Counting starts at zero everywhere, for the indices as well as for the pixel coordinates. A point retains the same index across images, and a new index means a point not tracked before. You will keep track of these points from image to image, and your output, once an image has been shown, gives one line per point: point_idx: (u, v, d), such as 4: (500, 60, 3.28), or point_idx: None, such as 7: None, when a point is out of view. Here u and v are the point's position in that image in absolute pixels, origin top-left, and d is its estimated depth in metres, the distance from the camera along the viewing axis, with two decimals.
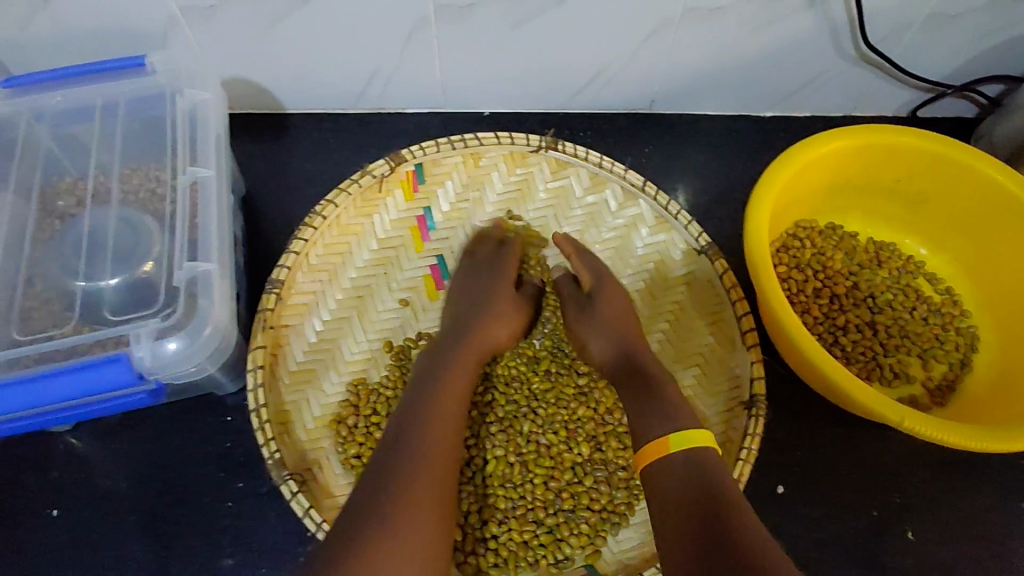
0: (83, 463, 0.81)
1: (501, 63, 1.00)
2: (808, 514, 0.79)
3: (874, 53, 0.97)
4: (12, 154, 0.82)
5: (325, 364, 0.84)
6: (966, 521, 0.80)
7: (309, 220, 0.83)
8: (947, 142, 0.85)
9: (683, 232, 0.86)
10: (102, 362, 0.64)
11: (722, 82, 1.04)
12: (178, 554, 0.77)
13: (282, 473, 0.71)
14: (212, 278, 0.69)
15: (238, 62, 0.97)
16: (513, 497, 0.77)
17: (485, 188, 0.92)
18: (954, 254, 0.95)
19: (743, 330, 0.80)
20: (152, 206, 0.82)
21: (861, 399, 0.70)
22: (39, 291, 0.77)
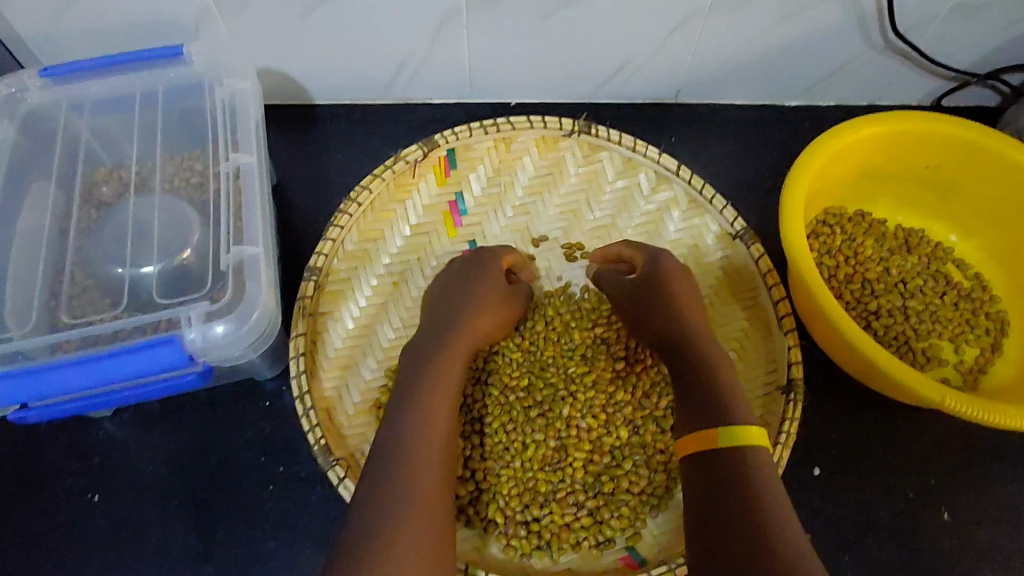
0: (122, 451, 0.81)
1: (527, 53, 0.98)
2: (844, 493, 0.81)
3: (902, 42, 0.96)
4: (55, 145, 0.83)
5: (362, 350, 0.85)
6: (993, 503, 0.81)
7: (344, 207, 0.83)
8: (975, 128, 0.86)
9: (717, 215, 0.88)
10: (155, 343, 0.65)
11: (750, 73, 1.03)
12: (221, 538, 0.78)
13: (328, 459, 0.71)
14: (258, 261, 0.70)
15: (259, 54, 0.96)
16: (555, 479, 0.78)
17: (516, 173, 0.92)
18: (983, 239, 0.95)
19: (782, 314, 0.81)
20: (193, 192, 0.82)
21: (900, 377, 0.71)
22: (83, 278, 0.77)
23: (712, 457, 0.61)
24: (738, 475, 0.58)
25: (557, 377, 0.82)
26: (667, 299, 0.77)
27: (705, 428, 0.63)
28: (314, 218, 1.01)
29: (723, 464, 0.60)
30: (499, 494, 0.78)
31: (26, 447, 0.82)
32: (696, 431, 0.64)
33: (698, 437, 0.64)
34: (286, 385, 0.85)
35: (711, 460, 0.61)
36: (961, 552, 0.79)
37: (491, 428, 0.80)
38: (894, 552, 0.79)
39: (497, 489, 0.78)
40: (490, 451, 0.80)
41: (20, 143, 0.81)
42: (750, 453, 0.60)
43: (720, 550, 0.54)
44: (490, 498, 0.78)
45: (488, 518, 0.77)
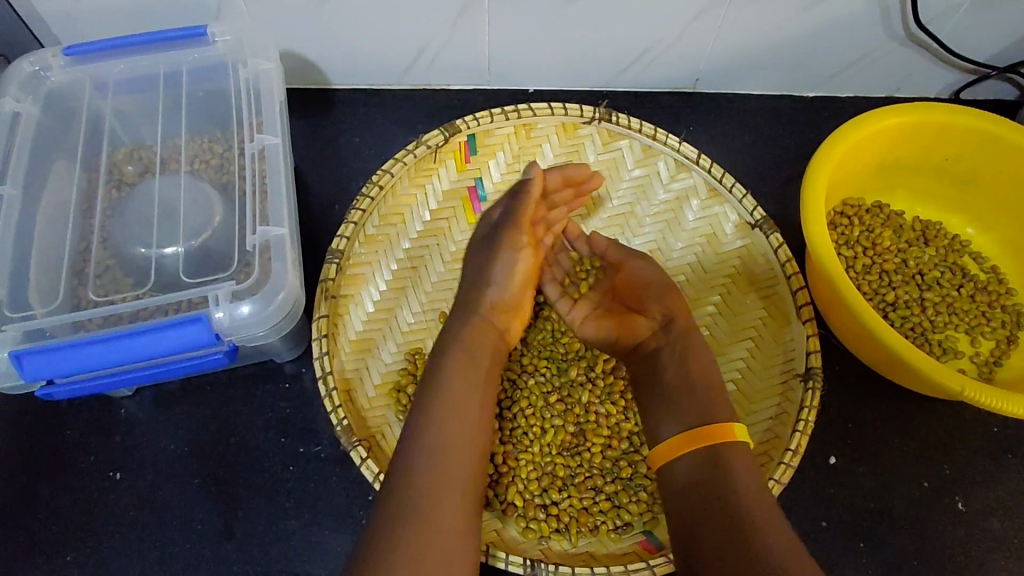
0: (144, 429, 0.82)
1: (548, 39, 0.98)
2: (859, 482, 0.82)
3: (922, 33, 0.96)
4: (78, 125, 0.83)
5: (383, 334, 0.86)
6: (1004, 494, 0.83)
7: (366, 190, 0.82)
8: (998, 122, 0.86)
9: (736, 204, 0.87)
10: (183, 322, 0.66)
11: (770, 62, 1.03)
12: (242, 516, 0.78)
13: (351, 440, 0.72)
14: (284, 241, 0.72)
15: (280, 38, 0.95)
16: (572, 464, 0.80)
17: (535, 160, 0.92)
18: (999, 232, 0.96)
19: (799, 304, 0.80)
20: (215, 173, 0.82)
21: (919, 364, 0.71)
22: (106, 258, 0.77)
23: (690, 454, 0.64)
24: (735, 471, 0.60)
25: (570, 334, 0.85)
26: (659, 284, 0.78)
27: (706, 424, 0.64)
28: (332, 206, 1.00)
29: (720, 462, 0.61)
30: (518, 477, 0.78)
31: (48, 425, 0.82)
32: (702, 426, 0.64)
33: (687, 434, 0.65)
34: (306, 367, 0.85)
35: (708, 456, 0.62)
36: (973, 541, 0.80)
37: (510, 412, 0.81)
38: (907, 540, 0.80)
39: (516, 473, 0.78)
40: (509, 435, 0.81)
41: (43, 122, 0.81)
42: (736, 453, 0.62)
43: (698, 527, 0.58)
44: (509, 482, 0.78)
45: (507, 501, 0.77)
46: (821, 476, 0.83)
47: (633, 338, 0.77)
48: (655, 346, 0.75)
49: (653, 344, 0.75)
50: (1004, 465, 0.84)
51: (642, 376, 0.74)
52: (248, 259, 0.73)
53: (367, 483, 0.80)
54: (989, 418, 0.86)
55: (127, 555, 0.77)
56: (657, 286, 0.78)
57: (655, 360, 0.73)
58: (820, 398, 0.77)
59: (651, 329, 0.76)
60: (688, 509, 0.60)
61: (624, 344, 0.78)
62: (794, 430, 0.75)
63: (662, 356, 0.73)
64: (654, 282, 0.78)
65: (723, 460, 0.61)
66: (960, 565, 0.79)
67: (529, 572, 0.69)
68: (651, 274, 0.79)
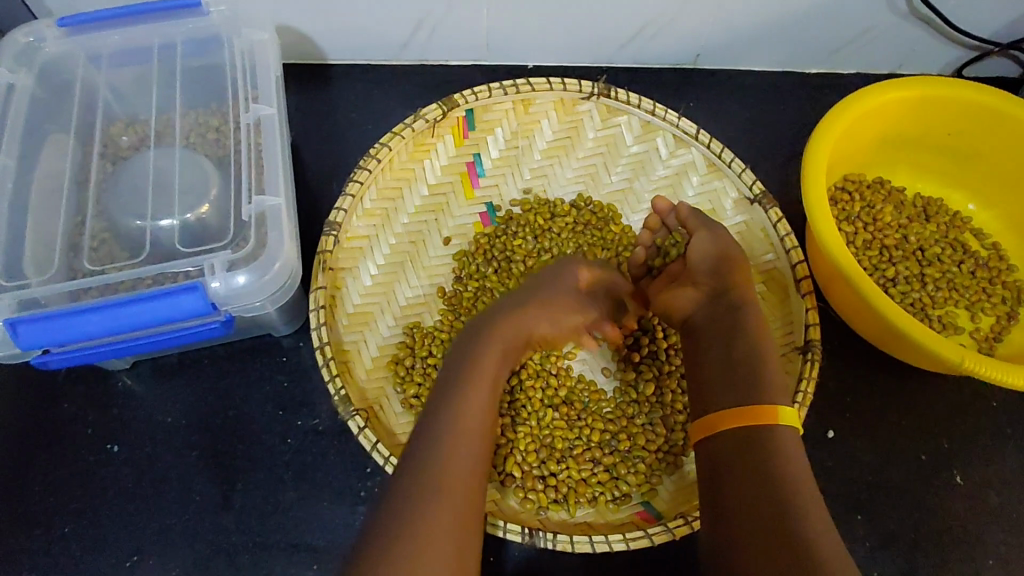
0: (141, 403, 0.82)
1: (547, 13, 0.97)
2: (858, 456, 0.82)
3: (925, 6, 0.94)
4: (72, 97, 0.83)
5: (380, 308, 0.85)
6: (1002, 468, 0.83)
7: (364, 163, 0.82)
8: (1001, 95, 0.85)
9: (735, 179, 0.86)
10: (179, 290, 0.66)
11: (770, 37, 1.02)
12: (240, 488, 0.78)
13: (348, 409, 0.72)
14: (279, 211, 0.71)
15: (275, 11, 0.94)
16: (570, 436, 0.80)
17: (534, 135, 0.92)
18: (1001, 209, 0.95)
19: (799, 277, 0.80)
20: (211, 148, 0.82)
21: (919, 337, 0.71)
22: (101, 231, 0.77)
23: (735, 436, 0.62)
24: (778, 451, 0.60)
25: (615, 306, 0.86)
26: (719, 263, 0.75)
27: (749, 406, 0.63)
28: (329, 182, 0.99)
29: (763, 443, 0.61)
30: (515, 449, 0.78)
31: (44, 398, 0.82)
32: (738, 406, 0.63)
33: (728, 413, 0.64)
34: (303, 341, 0.85)
35: (750, 436, 0.61)
36: (971, 515, 0.80)
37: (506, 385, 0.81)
38: (905, 514, 0.80)
39: (513, 445, 0.78)
40: (507, 407, 0.80)
41: (37, 94, 0.80)
42: (782, 436, 0.61)
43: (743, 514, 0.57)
44: (507, 454, 0.78)
45: (505, 473, 0.77)
46: (820, 450, 0.83)
47: (682, 311, 0.76)
48: (703, 318, 0.73)
49: (699, 316, 0.74)
50: (1002, 440, 0.84)
51: (689, 350, 0.73)
52: (243, 230, 0.72)
53: (364, 456, 0.80)
54: (988, 393, 0.86)
55: (125, 527, 0.77)
56: (716, 261, 0.75)
57: (699, 335, 0.73)
58: (818, 369, 0.77)
59: (697, 302, 0.75)
60: (725, 485, 0.60)
61: (675, 318, 0.77)
62: (792, 401, 0.75)
63: (709, 336, 0.71)
64: (711, 259, 0.76)
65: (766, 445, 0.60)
66: (958, 539, 0.79)
67: (528, 540, 0.69)
68: (705, 250, 0.76)
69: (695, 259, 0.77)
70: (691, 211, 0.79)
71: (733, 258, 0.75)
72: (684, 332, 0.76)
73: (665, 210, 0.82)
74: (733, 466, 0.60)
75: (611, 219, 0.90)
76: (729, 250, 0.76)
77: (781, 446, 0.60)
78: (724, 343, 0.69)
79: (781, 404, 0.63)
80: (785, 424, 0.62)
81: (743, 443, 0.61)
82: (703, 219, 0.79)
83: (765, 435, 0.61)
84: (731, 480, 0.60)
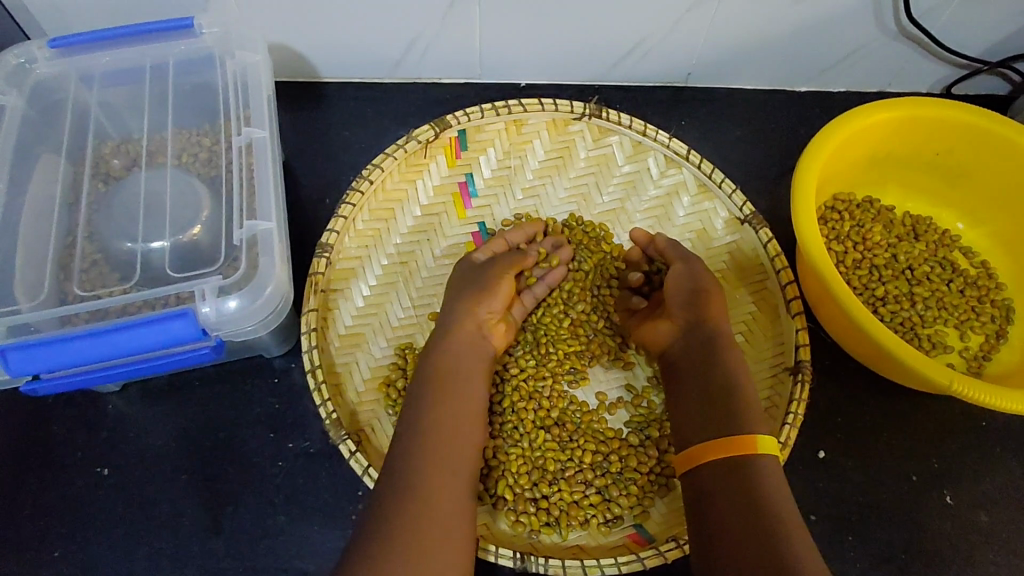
0: (131, 425, 0.81)
1: (540, 32, 0.97)
2: (849, 477, 0.83)
3: (914, 26, 0.95)
4: (63, 118, 0.82)
5: (372, 329, 0.85)
6: (991, 488, 0.83)
7: (356, 185, 0.82)
8: (989, 117, 0.86)
9: (725, 200, 0.87)
10: (170, 316, 0.66)
11: (761, 56, 1.02)
12: (231, 511, 0.78)
13: (339, 433, 0.72)
14: (272, 235, 0.71)
15: (269, 30, 0.94)
16: (562, 457, 0.79)
17: (526, 155, 0.92)
18: (990, 227, 0.96)
19: (789, 298, 0.80)
20: (203, 167, 0.82)
21: (909, 360, 0.71)
22: (92, 253, 0.76)
23: (713, 468, 0.64)
24: (763, 485, 0.61)
25: (586, 338, 0.85)
26: (694, 296, 0.76)
27: (723, 439, 0.65)
28: (321, 201, 0.99)
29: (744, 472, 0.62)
30: (507, 472, 0.77)
31: (33, 421, 0.82)
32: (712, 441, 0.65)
33: (708, 445, 0.65)
34: (295, 362, 0.85)
35: (734, 468, 0.63)
36: (961, 535, 0.81)
37: (500, 406, 0.81)
38: (895, 534, 0.81)
39: (505, 468, 0.78)
40: (499, 429, 0.81)
41: (28, 115, 0.80)
42: (762, 466, 0.62)
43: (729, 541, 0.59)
44: (499, 476, 0.78)
45: (497, 495, 0.77)
46: (809, 470, 0.83)
47: (662, 344, 0.78)
48: (679, 354, 0.75)
49: (678, 351, 0.76)
50: (991, 459, 0.85)
51: (671, 384, 0.75)
52: (235, 253, 0.72)
53: (356, 478, 0.80)
54: (978, 412, 0.87)
55: (114, 552, 0.77)
56: (690, 294, 0.76)
57: (678, 367, 0.75)
58: (809, 391, 0.77)
59: (674, 335, 0.77)
60: (713, 519, 0.61)
61: (655, 351, 0.79)
62: (783, 422, 0.75)
63: (687, 371, 0.73)
64: (685, 289, 0.77)
65: (744, 474, 0.62)
66: (948, 559, 0.80)
67: (519, 564, 0.69)
68: (682, 280, 0.78)
69: (670, 290, 0.78)
70: (669, 243, 0.81)
71: (710, 292, 0.76)
72: (664, 364, 0.78)
73: (644, 240, 0.84)
74: (719, 500, 0.61)
75: (604, 239, 0.90)
76: (704, 281, 0.77)
77: (762, 477, 0.62)
78: (700, 380, 0.71)
79: (760, 435, 0.64)
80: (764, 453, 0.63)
81: (726, 476, 0.63)
82: (679, 251, 0.81)
83: (746, 465, 0.62)
84: (718, 514, 0.61)
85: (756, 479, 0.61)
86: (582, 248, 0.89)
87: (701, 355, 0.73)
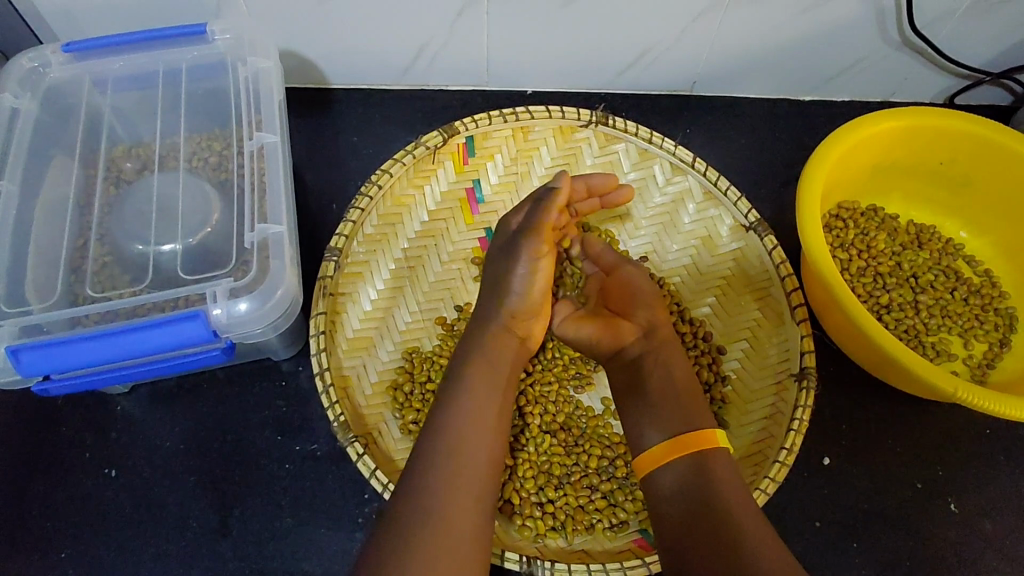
0: (140, 427, 0.82)
1: (548, 40, 0.98)
2: (853, 484, 0.83)
3: (918, 37, 0.96)
4: (76, 122, 0.83)
5: (380, 333, 0.86)
6: (996, 495, 0.83)
7: (365, 190, 0.83)
8: (992, 127, 0.86)
9: (730, 207, 0.87)
10: (181, 318, 0.66)
11: (767, 65, 1.03)
12: (238, 514, 0.78)
13: (348, 436, 0.72)
14: (282, 239, 0.72)
15: (280, 37, 0.95)
16: (568, 462, 0.80)
17: (533, 161, 0.93)
18: (992, 236, 0.96)
19: (794, 305, 0.81)
20: (214, 172, 0.82)
21: (912, 367, 0.72)
22: (103, 255, 0.77)
23: (678, 466, 0.65)
24: (723, 484, 0.62)
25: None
26: (642, 301, 0.79)
27: (688, 434, 0.66)
28: (330, 205, 1.00)
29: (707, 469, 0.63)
30: (513, 476, 0.79)
31: (42, 422, 0.82)
32: (684, 432, 0.67)
33: (673, 442, 0.66)
34: (303, 365, 0.85)
35: (695, 464, 0.64)
36: (966, 543, 0.81)
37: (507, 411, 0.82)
38: (900, 541, 0.81)
39: (512, 472, 0.79)
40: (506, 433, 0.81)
41: (42, 118, 0.81)
42: (720, 461, 0.64)
43: (690, 536, 0.59)
44: (506, 481, 0.78)
45: (503, 499, 0.77)
46: (814, 477, 0.83)
47: (616, 343, 0.77)
48: (639, 352, 0.75)
49: (634, 351, 0.76)
50: (995, 467, 0.85)
51: (620, 385, 0.75)
52: (245, 256, 0.73)
53: (363, 481, 0.80)
54: (982, 420, 0.87)
55: (121, 554, 0.77)
56: (643, 296, 0.80)
57: (638, 366, 0.74)
58: (814, 398, 0.78)
59: (636, 334, 0.77)
60: (677, 515, 0.62)
61: (604, 348, 0.78)
62: (789, 428, 0.75)
63: (645, 368, 0.74)
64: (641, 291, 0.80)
65: (707, 469, 0.63)
66: (952, 566, 0.80)
67: (525, 568, 0.69)
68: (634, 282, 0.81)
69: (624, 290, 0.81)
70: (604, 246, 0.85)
71: (653, 298, 0.79)
72: (615, 362, 0.77)
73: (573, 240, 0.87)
74: (680, 497, 0.62)
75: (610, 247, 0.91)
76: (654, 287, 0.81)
77: (721, 472, 0.63)
78: (657, 377, 0.72)
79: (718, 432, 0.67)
80: (723, 451, 0.66)
81: (691, 472, 0.64)
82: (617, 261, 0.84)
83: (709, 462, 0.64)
84: (682, 511, 0.62)
85: (718, 477, 0.63)
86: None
87: (664, 357, 0.74)
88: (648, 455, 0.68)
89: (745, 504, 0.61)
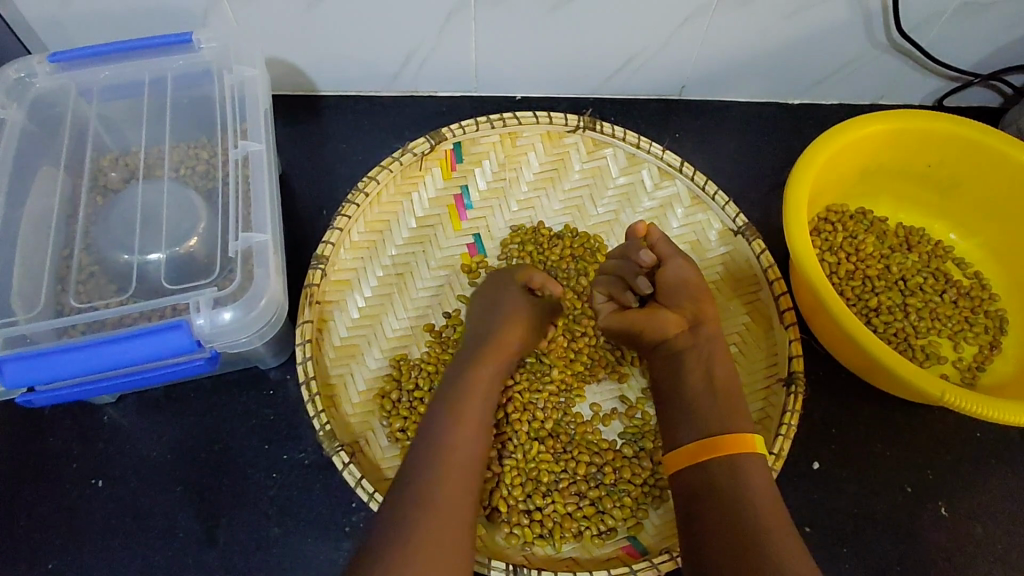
0: (127, 436, 0.82)
1: (536, 46, 0.98)
2: (842, 488, 0.83)
3: (906, 40, 0.96)
4: (63, 131, 0.83)
5: (367, 340, 0.86)
6: (986, 498, 0.83)
7: (353, 197, 0.83)
8: (979, 129, 0.86)
9: (719, 211, 0.87)
10: (165, 328, 0.66)
11: (755, 69, 1.03)
12: (225, 523, 0.78)
13: (333, 445, 0.72)
14: (266, 247, 0.72)
15: (268, 45, 0.95)
16: (557, 469, 0.80)
17: (521, 167, 0.93)
18: (982, 238, 0.96)
19: (782, 309, 0.81)
20: (200, 180, 0.82)
21: (902, 371, 0.71)
22: (89, 264, 0.77)
23: (709, 467, 0.65)
24: (751, 487, 0.62)
25: (581, 349, 0.85)
26: (688, 299, 0.76)
27: (720, 436, 0.66)
28: (319, 212, 1.00)
29: (739, 473, 0.63)
30: (501, 484, 0.78)
31: (30, 432, 0.82)
32: (718, 434, 0.66)
33: (706, 441, 0.66)
34: (290, 374, 0.85)
35: (727, 467, 0.64)
36: (956, 547, 0.81)
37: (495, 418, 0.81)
38: (889, 546, 0.81)
39: (499, 480, 0.78)
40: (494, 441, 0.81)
41: (28, 127, 0.81)
42: (752, 464, 0.64)
43: (718, 538, 0.60)
44: (493, 488, 0.78)
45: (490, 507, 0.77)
46: (803, 481, 0.83)
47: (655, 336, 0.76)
48: (684, 345, 0.74)
49: (678, 344, 0.75)
50: (985, 471, 0.85)
51: (663, 377, 0.75)
52: (230, 265, 0.73)
53: (350, 489, 0.80)
54: (971, 423, 0.87)
55: (108, 563, 0.77)
56: (690, 289, 0.76)
57: (680, 361, 0.74)
58: (802, 402, 0.77)
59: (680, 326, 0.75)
60: (705, 515, 0.62)
61: (646, 339, 0.77)
62: (777, 433, 0.75)
63: (686, 362, 0.73)
64: (679, 286, 0.77)
65: (738, 472, 0.63)
66: (942, 570, 0.80)
67: None
68: (675, 276, 0.77)
69: (666, 284, 0.77)
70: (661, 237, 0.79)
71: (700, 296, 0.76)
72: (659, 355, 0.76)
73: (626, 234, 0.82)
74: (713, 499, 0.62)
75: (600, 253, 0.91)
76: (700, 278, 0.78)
77: (750, 475, 0.63)
78: (699, 372, 0.72)
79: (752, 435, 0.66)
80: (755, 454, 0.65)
81: (721, 473, 0.64)
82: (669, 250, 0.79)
83: (741, 465, 0.63)
84: (710, 513, 0.62)
85: (751, 480, 0.63)
86: (577, 260, 0.90)
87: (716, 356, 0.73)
88: (681, 454, 0.67)
89: (775, 510, 0.61)
